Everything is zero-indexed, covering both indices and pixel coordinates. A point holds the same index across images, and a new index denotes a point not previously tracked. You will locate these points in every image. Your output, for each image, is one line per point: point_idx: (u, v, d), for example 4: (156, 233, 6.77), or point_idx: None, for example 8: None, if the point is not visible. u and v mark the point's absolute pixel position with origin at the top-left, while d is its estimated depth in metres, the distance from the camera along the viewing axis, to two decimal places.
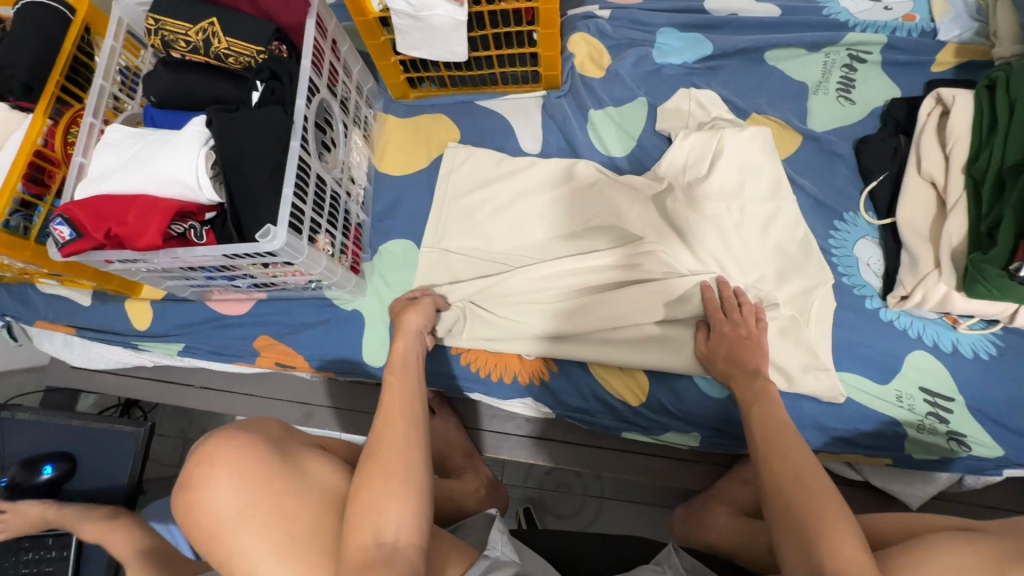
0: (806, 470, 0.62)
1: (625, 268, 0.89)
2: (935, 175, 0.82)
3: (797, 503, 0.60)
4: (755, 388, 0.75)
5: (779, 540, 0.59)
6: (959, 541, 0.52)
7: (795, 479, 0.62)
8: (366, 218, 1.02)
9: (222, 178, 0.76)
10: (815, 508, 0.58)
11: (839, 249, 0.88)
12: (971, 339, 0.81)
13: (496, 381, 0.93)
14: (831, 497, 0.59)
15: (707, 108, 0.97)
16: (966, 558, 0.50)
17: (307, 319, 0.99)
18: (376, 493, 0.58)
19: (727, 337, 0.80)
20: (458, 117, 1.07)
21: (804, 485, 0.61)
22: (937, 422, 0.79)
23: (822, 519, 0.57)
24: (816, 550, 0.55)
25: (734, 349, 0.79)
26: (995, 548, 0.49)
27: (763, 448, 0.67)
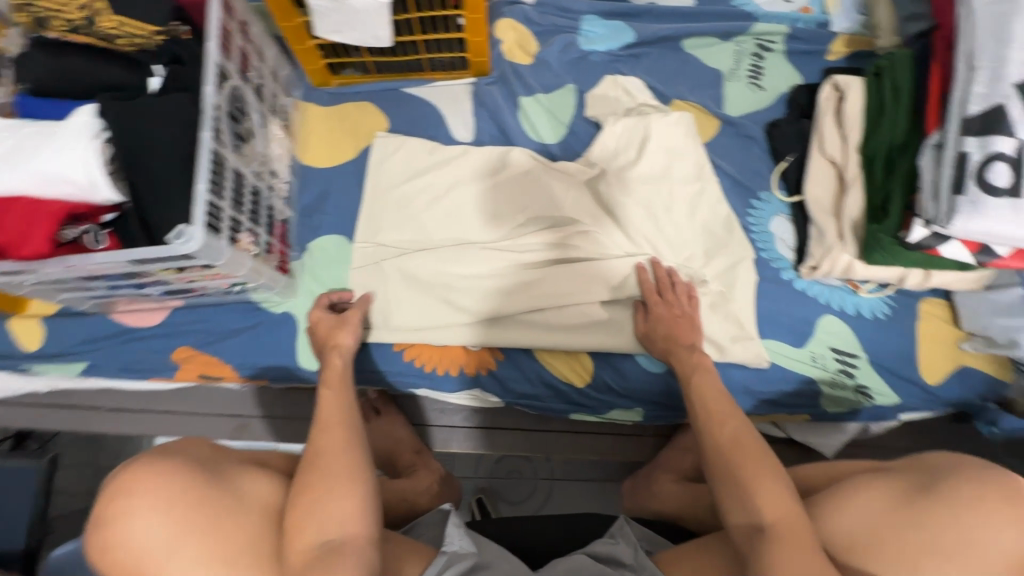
0: (740, 433, 0.67)
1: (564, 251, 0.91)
2: (835, 154, 0.90)
3: (736, 464, 0.64)
4: (692, 361, 0.79)
5: (720, 500, 0.63)
6: (874, 480, 0.58)
7: (732, 442, 0.66)
8: (292, 214, 0.96)
9: (118, 175, 0.68)
10: (754, 469, 0.62)
11: (757, 226, 0.95)
12: (870, 301, 0.91)
13: (440, 375, 0.91)
14: (765, 454, 0.63)
15: (633, 95, 1.00)
16: (880, 495, 0.56)
17: (232, 325, 0.92)
18: (321, 496, 0.60)
19: (665, 315, 0.84)
20: (386, 105, 1.03)
21: (738, 449, 0.65)
22: (846, 377, 0.88)
23: (758, 478, 0.61)
24: (755, 506, 0.59)
25: (672, 326, 0.83)
26: (902, 482, 0.56)
27: (703, 415, 0.72)
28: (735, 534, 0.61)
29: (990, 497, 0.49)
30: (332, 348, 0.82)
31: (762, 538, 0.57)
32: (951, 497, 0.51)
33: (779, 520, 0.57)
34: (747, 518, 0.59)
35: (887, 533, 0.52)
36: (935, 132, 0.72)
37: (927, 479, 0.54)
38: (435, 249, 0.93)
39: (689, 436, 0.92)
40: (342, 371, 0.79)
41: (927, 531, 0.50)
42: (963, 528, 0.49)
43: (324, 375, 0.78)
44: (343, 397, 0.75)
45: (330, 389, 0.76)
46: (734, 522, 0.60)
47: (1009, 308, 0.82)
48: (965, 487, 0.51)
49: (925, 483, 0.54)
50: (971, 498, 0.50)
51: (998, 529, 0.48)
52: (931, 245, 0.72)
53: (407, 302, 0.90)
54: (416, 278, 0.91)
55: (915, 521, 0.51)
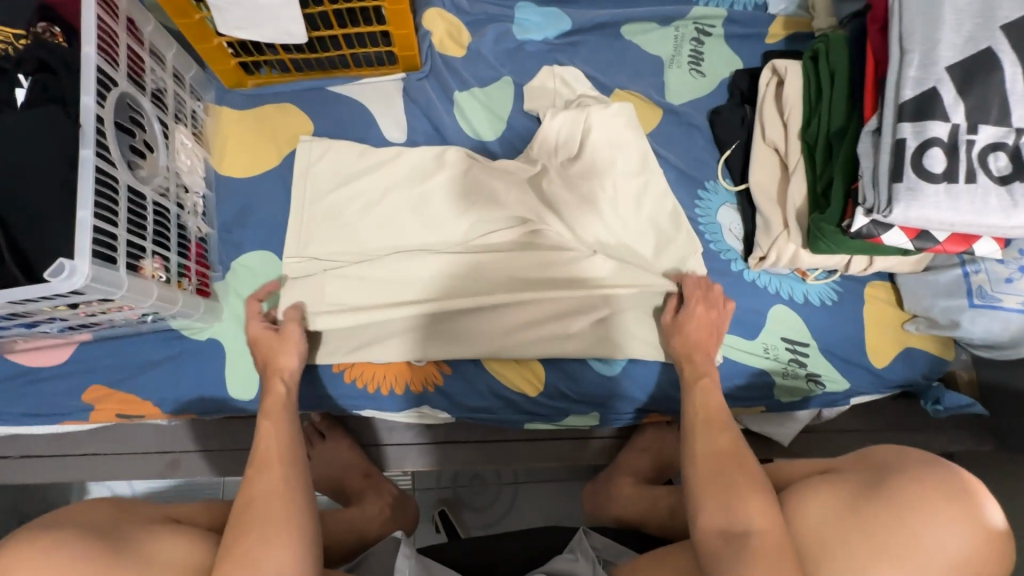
0: (733, 447, 0.66)
1: (508, 254, 0.87)
2: (777, 141, 0.88)
3: (730, 470, 0.62)
4: (699, 371, 0.77)
5: (699, 500, 0.61)
6: (827, 478, 0.58)
7: (727, 452, 0.65)
8: (211, 231, 0.88)
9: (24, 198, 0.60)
10: (744, 479, 0.61)
11: (704, 217, 0.93)
12: (818, 288, 0.90)
13: (385, 394, 0.86)
14: (755, 465, 0.63)
15: (572, 86, 0.96)
16: (836, 495, 0.55)
17: (149, 357, 0.83)
18: (252, 550, 0.54)
19: (699, 316, 0.81)
20: (309, 106, 0.95)
21: (734, 459, 0.64)
22: (797, 366, 0.88)
23: (750, 486, 0.59)
24: (735, 510, 0.58)
25: (702, 329, 0.81)
26: (850, 480, 0.55)
27: (695, 424, 0.70)
28: (702, 540, 0.58)
29: (939, 493, 0.49)
30: (273, 372, 0.76)
31: (741, 543, 0.55)
32: (900, 497, 0.50)
33: (761, 526, 0.55)
34: (722, 522, 0.58)
35: (842, 536, 0.51)
36: (872, 118, 0.71)
37: (875, 475, 0.54)
38: (372, 259, 0.87)
39: (648, 436, 0.91)
40: (284, 399, 0.73)
41: (877, 534, 0.49)
42: (912, 528, 0.48)
43: (264, 404, 0.72)
44: (282, 429, 0.68)
45: (268, 420, 0.70)
46: (709, 526, 0.58)
47: (949, 289, 0.83)
48: (912, 484, 0.50)
49: (873, 482, 0.53)
50: (918, 497, 0.49)
51: (945, 527, 0.47)
52: (872, 232, 0.71)
53: (343, 320, 0.84)
54: (352, 292, 0.85)
55: (868, 525, 0.50)
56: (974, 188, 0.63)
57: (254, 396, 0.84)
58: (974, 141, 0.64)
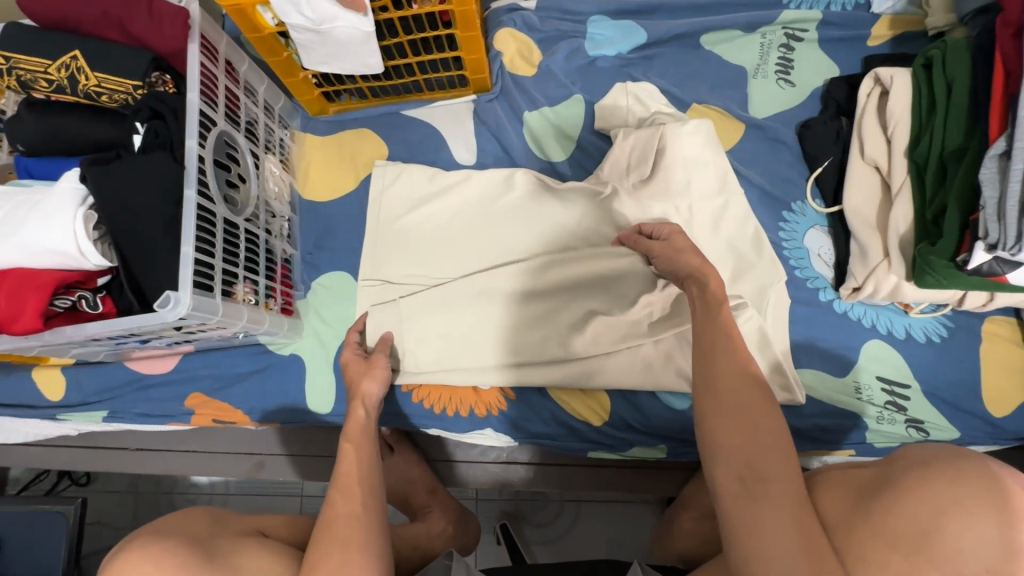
0: (745, 373, 0.57)
1: (573, 275, 0.85)
2: (879, 160, 0.79)
3: (745, 409, 0.55)
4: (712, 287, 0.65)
5: (714, 443, 0.55)
6: (855, 471, 0.53)
7: (738, 378, 0.57)
8: (295, 252, 0.94)
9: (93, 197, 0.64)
10: (763, 425, 0.54)
11: (789, 241, 0.86)
12: (923, 323, 0.81)
13: (452, 416, 0.87)
14: (773, 401, 0.55)
15: (646, 102, 0.92)
16: (851, 490, 0.51)
17: (241, 368, 0.91)
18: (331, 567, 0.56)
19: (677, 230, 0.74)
20: (384, 130, 0.99)
21: (756, 390, 0.56)
22: (895, 411, 0.79)
23: (769, 433, 0.53)
24: (757, 460, 0.52)
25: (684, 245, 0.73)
26: (864, 479, 0.51)
27: (700, 348, 0.61)
28: (717, 483, 0.54)
29: (963, 485, 0.42)
30: (357, 397, 0.79)
31: (761, 496, 0.50)
32: (917, 489, 0.45)
33: (785, 486, 0.50)
34: (738, 469, 0.52)
35: (855, 526, 0.47)
36: (998, 139, 0.61)
37: (893, 470, 0.49)
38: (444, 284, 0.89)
39: None
40: (364, 421, 0.76)
41: (887, 525, 0.45)
42: (928, 522, 0.42)
43: (345, 428, 0.75)
44: (358, 452, 0.71)
45: (346, 441, 0.73)
46: (725, 474, 0.53)
47: None
48: (929, 476, 0.45)
49: (883, 482, 0.49)
50: (937, 493, 0.43)
51: (965, 519, 0.41)
52: (995, 270, 0.63)
53: (412, 343, 0.87)
54: (422, 313, 0.87)
55: (882, 517, 0.46)
56: None
57: (331, 410, 0.89)
58: None
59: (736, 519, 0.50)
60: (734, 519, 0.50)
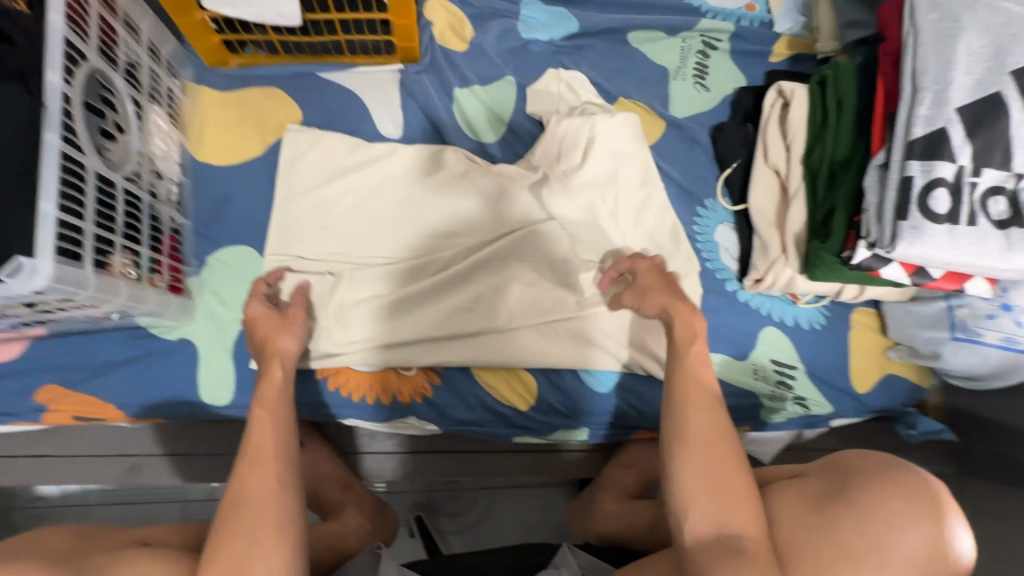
0: (718, 430, 0.61)
1: (522, 288, 0.83)
2: (779, 165, 0.87)
3: (716, 466, 0.58)
4: (692, 327, 0.69)
5: (686, 498, 0.58)
6: (798, 481, 0.61)
7: (707, 434, 0.61)
8: (185, 221, 0.81)
9: None
10: (730, 476, 0.58)
11: (702, 234, 0.92)
12: (808, 312, 0.91)
13: (372, 405, 0.82)
14: (736, 449, 0.60)
15: (577, 92, 0.93)
16: (801, 497, 0.58)
17: (112, 356, 0.77)
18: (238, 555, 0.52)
19: (649, 270, 0.76)
20: (298, 92, 0.89)
21: (723, 445, 0.60)
22: (784, 389, 0.89)
23: (739, 493, 0.57)
24: (726, 517, 0.56)
25: (660, 280, 0.75)
26: (814, 486, 0.58)
27: (673, 398, 0.64)
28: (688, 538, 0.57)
29: (912, 504, 0.51)
30: (273, 354, 0.70)
31: (732, 550, 0.53)
32: (871, 504, 0.52)
33: (755, 541, 0.54)
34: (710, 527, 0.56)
35: (809, 534, 0.54)
36: (879, 152, 0.71)
37: (838, 479, 0.57)
38: (364, 265, 0.83)
39: (632, 452, 0.91)
40: (281, 384, 0.68)
41: (841, 535, 0.52)
42: (879, 535, 0.50)
43: (259, 389, 0.67)
44: (275, 421, 0.64)
45: (258, 407, 0.65)
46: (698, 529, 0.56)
47: (933, 321, 0.84)
48: (884, 492, 0.52)
49: (835, 489, 0.56)
50: (885, 509, 0.52)
51: (908, 531, 0.50)
52: (872, 265, 0.71)
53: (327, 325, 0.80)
54: (338, 295, 0.81)
55: (836, 528, 0.53)
56: (974, 230, 0.65)
57: (228, 402, 0.78)
58: (976, 184, 0.65)
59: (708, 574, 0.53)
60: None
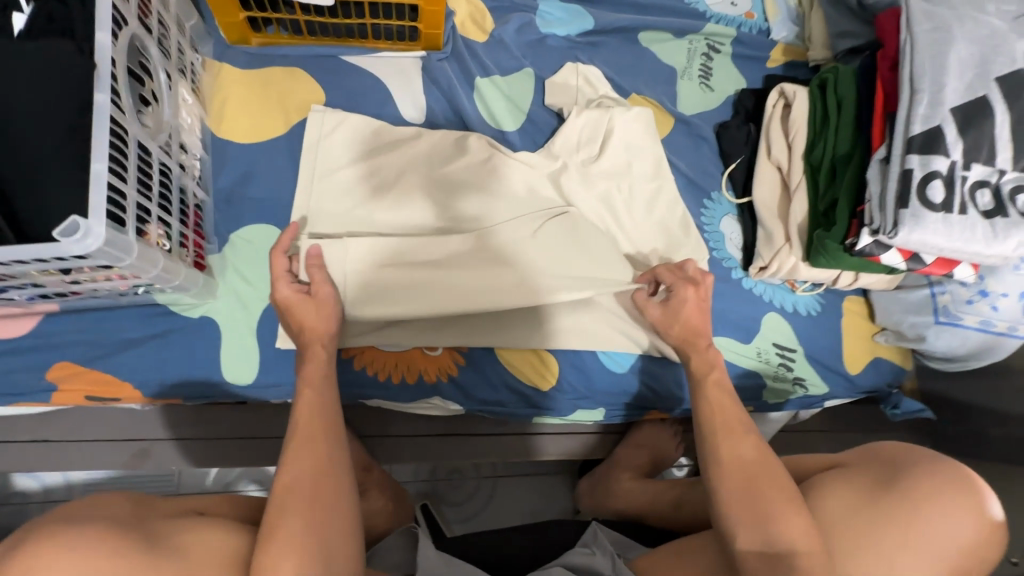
0: (756, 453, 0.66)
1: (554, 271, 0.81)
2: (781, 160, 0.94)
3: (759, 486, 0.62)
4: (709, 360, 0.78)
5: (733, 515, 0.61)
6: (840, 474, 0.63)
7: (750, 459, 0.65)
8: (206, 197, 0.80)
9: None
10: (773, 491, 0.61)
11: (709, 225, 0.98)
12: (805, 299, 0.98)
13: (397, 385, 0.82)
14: (783, 471, 0.64)
15: (594, 86, 0.97)
16: (852, 484, 0.61)
17: (129, 334, 0.74)
18: (298, 524, 0.53)
19: (690, 302, 0.81)
20: (321, 74, 0.89)
21: (763, 468, 0.64)
22: (786, 370, 0.94)
23: (790, 507, 0.59)
24: (775, 530, 0.58)
25: (695, 313, 0.81)
26: (865, 474, 0.61)
27: (716, 432, 0.70)
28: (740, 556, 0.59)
29: (952, 490, 0.55)
30: (313, 337, 0.71)
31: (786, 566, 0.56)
32: (915, 491, 0.56)
33: (811, 552, 0.56)
34: (760, 543, 0.58)
35: (856, 524, 0.57)
36: (880, 147, 0.77)
37: (890, 468, 0.60)
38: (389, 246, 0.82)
39: (644, 432, 0.95)
40: (325, 366, 0.69)
41: (893, 513, 0.56)
42: (922, 517, 0.55)
43: (304, 370, 0.68)
44: (325, 398, 0.66)
45: (306, 387, 0.66)
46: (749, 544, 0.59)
47: (918, 306, 0.91)
48: (930, 482, 0.56)
49: (887, 476, 0.59)
50: (929, 488, 0.56)
51: (948, 512, 0.54)
52: (873, 251, 0.78)
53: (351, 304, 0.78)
54: (366, 270, 0.78)
55: (885, 518, 0.56)
56: (965, 219, 0.72)
57: (251, 381, 0.77)
58: (966, 177, 0.72)
59: None
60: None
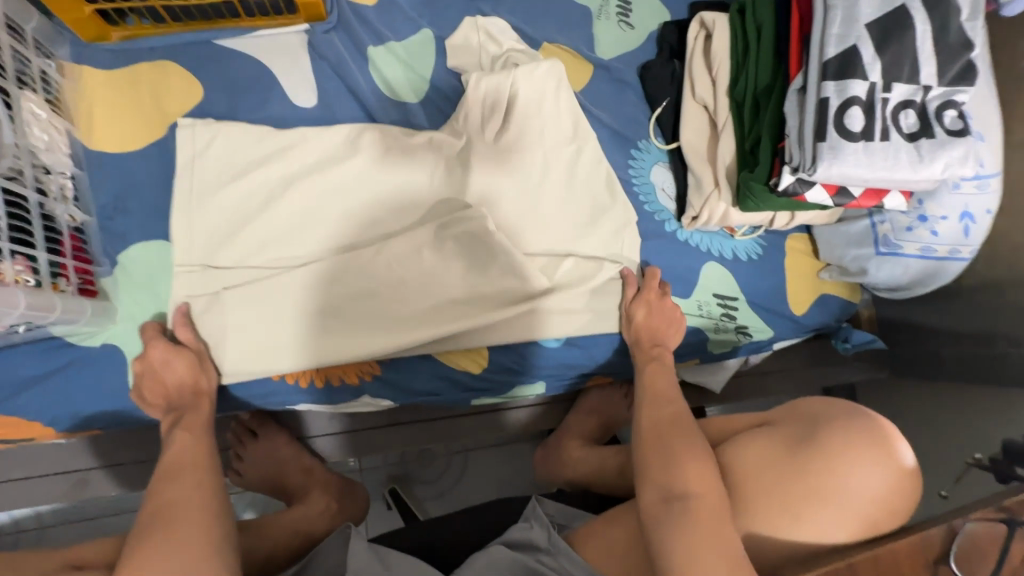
0: (674, 420, 0.67)
1: (467, 275, 0.80)
2: (706, 99, 0.87)
3: (673, 442, 0.63)
4: (652, 353, 0.82)
5: (644, 469, 0.61)
6: (761, 430, 0.61)
7: (670, 426, 0.66)
8: (87, 218, 0.75)
9: None
10: (683, 449, 0.61)
11: (638, 177, 0.92)
12: (745, 244, 0.94)
13: (323, 387, 0.80)
14: (696, 434, 0.64)
15: (498, 40, 0.89)
16: (769, 442, 0.59)
17: (29, 373, 0.71)
18: (161, 548, 0.55)
19: (654, 304, 0.85)
20: (194, 64, 0.82)
21: (680, 430, 0.65)
22: (728, 320, 0.92)
23: (698, 462, 0.59)
24: (679, 478, 0.58)
25: (657, 316, 0.84)
26: (785, 430, 0.59)
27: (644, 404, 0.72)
28: (644, 507, 0.58)
29: (863, 441, 0.54)
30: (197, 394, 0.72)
31: (683, 510, 0.55)
32: (830, 445, 0.54)
33: (705, 497, 0.55)
34: (664, 490, 0.57)
35: (766, 481, 0.56)
36: (797, 76, 0.71)
37: (810, 422, 0.58)
38: (293, 263, 0.78)
39: (593, 399, 0.95)
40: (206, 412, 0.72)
41: (806, 476, 0.54)
42: (834, 475, 0.53)
43: (184, 416, 0.70)
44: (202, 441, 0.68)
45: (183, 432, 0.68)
46: (652, 493, 0.58)
47: (860, 238, 0.87)
48: (844, 437, 0.54)
49: (805, 432, 0.57)
50: (841, 447, 0.54)
51: (862, 470, 0.53)
52: (797, 190, 0.72)
53: (255, 338, 0.75)
54: (275, 293, 0.76)
55: (796, 471, 0.55)
56: (888, 145, 0.67)
57: None
58: (888, 99, 0.67)
59: (661, 537, 0.54)
60: (658, 536, 0.54)
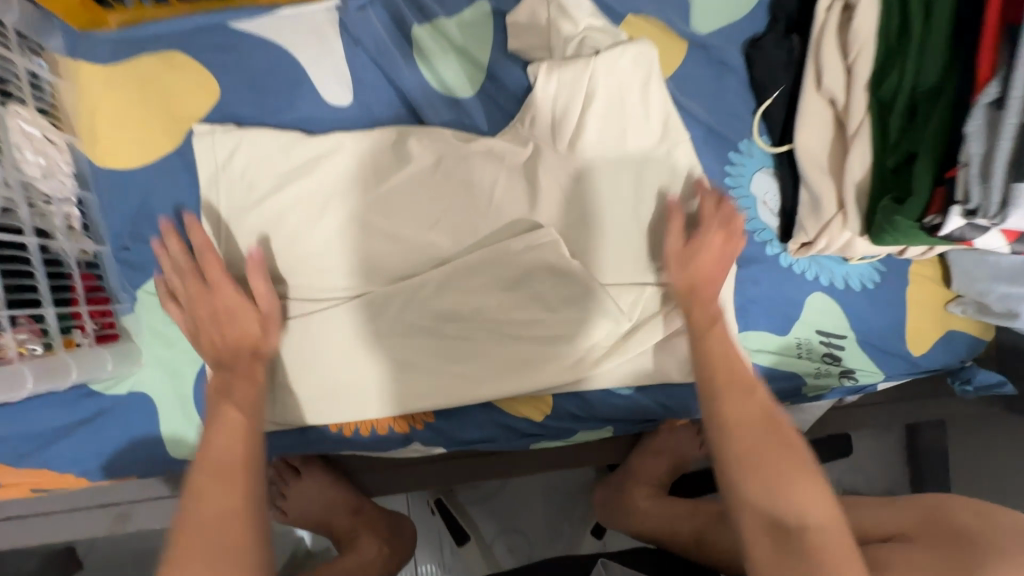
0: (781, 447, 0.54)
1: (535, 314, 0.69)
2: (836, 93, 0.69)
3: (788, 486, 0.51)
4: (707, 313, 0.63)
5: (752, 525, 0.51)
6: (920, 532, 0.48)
7: (774, 453, 0.53)
8: (101, 248, 0.65)
9: None
10: (806, 504, 0.50)
11: (737, 188, 0.75)
12: (859, 270, 0.78)
13: (368, 436, 0.72)
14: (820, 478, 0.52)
15: (570, 16, 0.69)
16: None
17: (57, 423, 0.65)
18: None
19: (716, 248, 0.65)
20: (207, 55, 0.68)
21: (792, 466, 0.53)
22: (832, 362, 0.78)
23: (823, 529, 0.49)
24: (800, 543, 0.48)
25: (713, 260, 0.65)
26: None
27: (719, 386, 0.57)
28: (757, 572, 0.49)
29: None
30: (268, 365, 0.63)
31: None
32: None
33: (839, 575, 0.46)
34: (785, 558, 0.48)
35: None
36: (990, 84, 0.53)
37: None
38: (334, 303, 0.68)
39: (661, 440, 0.83)
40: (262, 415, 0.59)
41: None
42: None
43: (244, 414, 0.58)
44: (247, 427, 0.57)
45: (232, 410, 0.58)
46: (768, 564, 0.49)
47: (1012, 274, 0.71)
48: None
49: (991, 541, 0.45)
50: None
51: None
52: (964, 235, 0.58)
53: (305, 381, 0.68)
54: (317, 338, 0.68)
55: None
56: None
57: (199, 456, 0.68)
58: None
59: None
60: None
